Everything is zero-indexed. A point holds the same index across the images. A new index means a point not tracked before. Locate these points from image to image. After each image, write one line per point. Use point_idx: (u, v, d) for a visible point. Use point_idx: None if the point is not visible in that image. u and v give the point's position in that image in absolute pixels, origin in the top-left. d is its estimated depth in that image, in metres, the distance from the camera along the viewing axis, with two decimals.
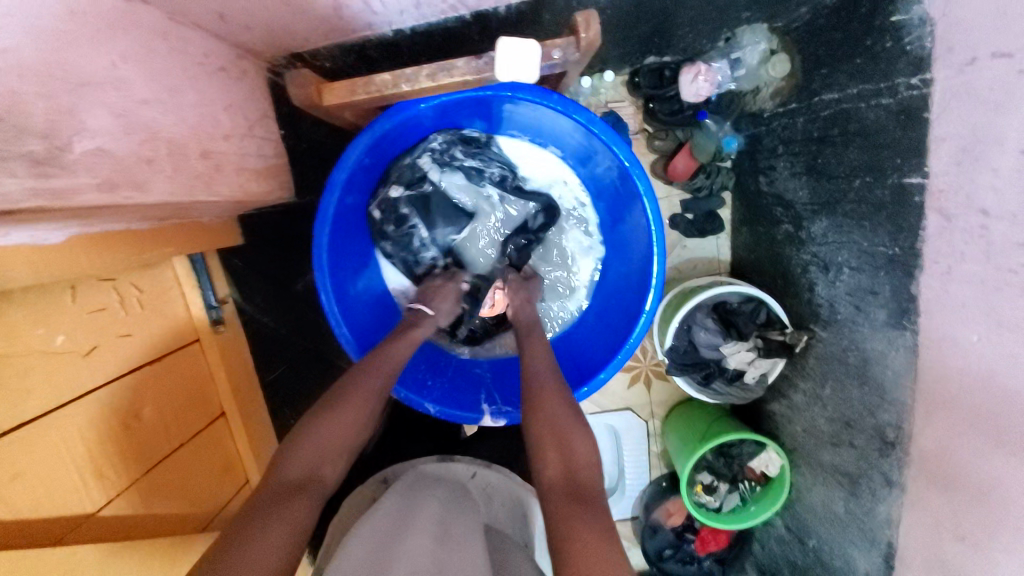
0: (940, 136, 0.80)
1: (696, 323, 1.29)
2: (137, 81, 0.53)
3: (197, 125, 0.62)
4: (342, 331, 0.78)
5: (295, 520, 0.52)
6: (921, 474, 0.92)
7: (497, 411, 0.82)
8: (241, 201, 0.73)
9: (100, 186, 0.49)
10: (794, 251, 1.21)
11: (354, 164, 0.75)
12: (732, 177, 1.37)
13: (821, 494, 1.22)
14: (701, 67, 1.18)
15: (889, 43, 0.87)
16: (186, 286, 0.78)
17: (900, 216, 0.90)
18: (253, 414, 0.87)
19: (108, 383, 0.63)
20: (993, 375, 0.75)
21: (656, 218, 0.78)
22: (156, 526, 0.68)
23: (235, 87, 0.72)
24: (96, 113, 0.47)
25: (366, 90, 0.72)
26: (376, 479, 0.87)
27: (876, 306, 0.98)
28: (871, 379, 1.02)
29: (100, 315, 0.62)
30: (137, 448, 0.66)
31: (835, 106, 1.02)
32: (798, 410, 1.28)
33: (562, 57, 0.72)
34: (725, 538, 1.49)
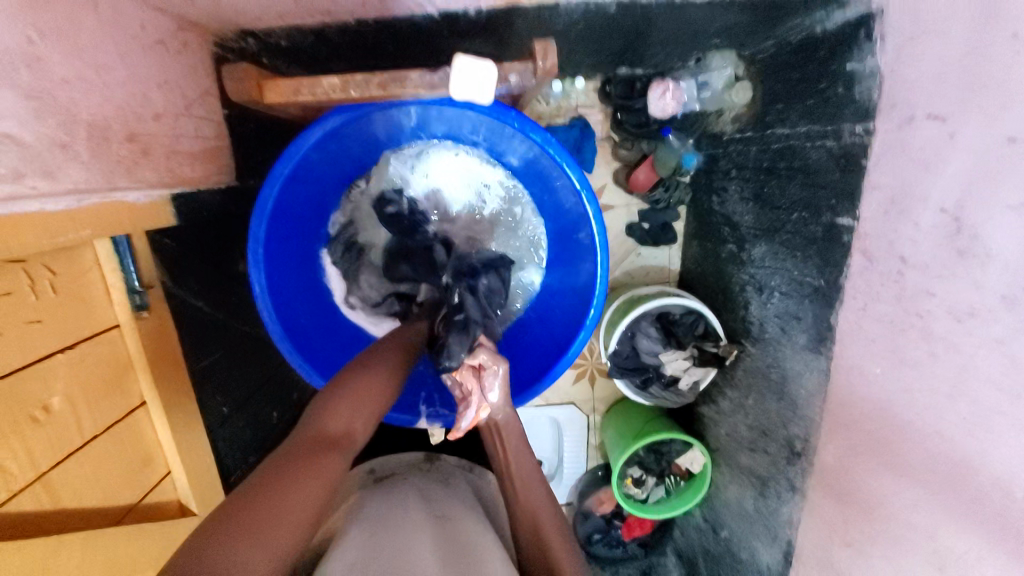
0: (874, 183, 0.85)
1: (640, 331, 1.33)
2: (57, 58, 0.48)
3: (123, 105, 0.58)
4: (276, 327, 0.77)
5: (323, 474, 0.56)
6: (820, 485, 1.01)
7: (434, 414, 0.84)
8: (170, 185, 0.69)
9: (4, 176, 0.45)
10: (735, 270, 1.27)
11: (301, 159, 0.73)
12: (689, 193, 1.41)
13: (734, 492, 1.32)
14: (669, 84, 1.22)
15: (841, 89, 0.91)
16: (108, 270, 0.70)
17: (828, 251, 0.96)
18: (181, 405, 0.82)
19: (13, 372, 0.58)
20: (888, 407, 0.84)
21: (602, 239, 0.79)
22: (59, 520, 0.64)
23: (172, 63, 0.67)
24: (4, 95, 0.43)
25: (310, 91, 0.68)
26: (364, 472, 0.96)
27: (798, 330, 1.05)
28: (787, 396, 1.10)
29: (5, 301, 0.56)
30: (45, 442, 0.62)
31: (784, 140, 1.07)
32: (724, 415, 1.37)
33: (519, 81, 0.72)
34: (649, 524, 1.59)
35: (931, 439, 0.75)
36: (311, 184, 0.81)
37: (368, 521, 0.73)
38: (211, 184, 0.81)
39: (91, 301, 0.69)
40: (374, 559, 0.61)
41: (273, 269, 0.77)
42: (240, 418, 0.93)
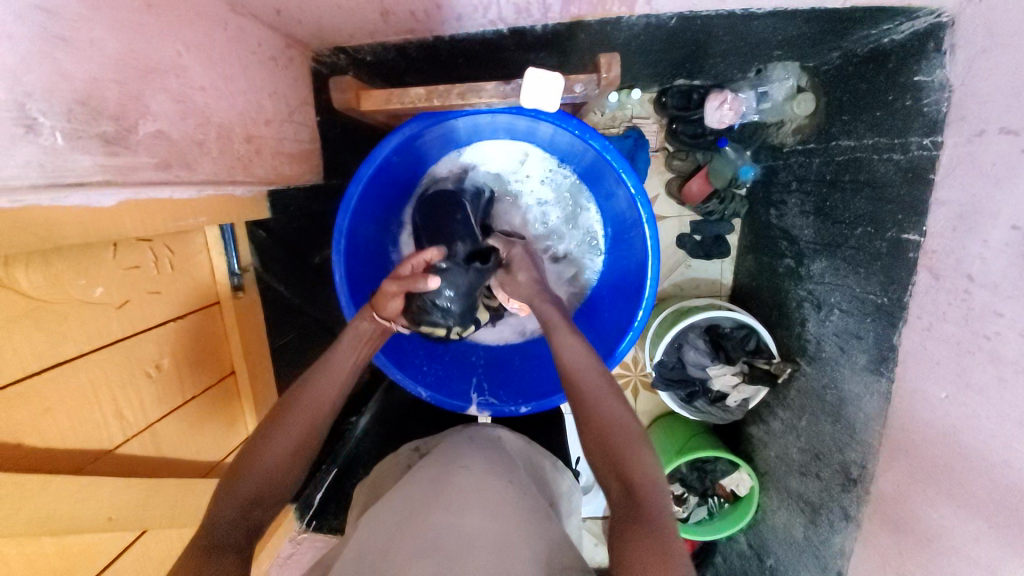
0: (941, 199, 0.82)
1: (687, 342, 1.33)
2: (197, 70, 0.57)
3: (244, 111, 0.67)
4: (351, 311, 0.84)
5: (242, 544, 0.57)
6: (876, 513, 0.97)
7: (485, 402, 0.88)
8: (273, 182, 0.79)
9: (157, 165, 0.54)
10: (793, 285, 1.25)
11: (381, 162, 0.80)
12: (744, 206, 1.41)
13: (783, 517, 1.28)
14: (727, 95, 1.22)
15: (908, 101, 0.89)
16: (214, 252, 0.81)
17: (893, 268, 0.93)
18: (262, 376, 0.92)
19: (134, 334, 0.68)
20: (953, 432, 0.80)
21: (654, 242, 0.82)
22: (161, 466, 0.73)
23: (280, 75, 0.77)
24: (158, 99, 0.52)
25: (400, 101, 0.78)
26: (409, 447, 0.91)
27: (858, 350, 1.02)
28: (844, 419, 1.06)
29: (133, 272, 0.67)
30: (155, 395, 0.71)
31: (849, 153, 1.05)
32: (774, 436, 1.33)
33: (583, 91, 0.76)
34: (689, 546, 1.57)
35: (999, 468, 0.71)
36: (388, 184, 0.88)
37: (417, 483, 0.71)
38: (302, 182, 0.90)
39: (198, 279, 0.79)
40: (401, 528, 0.60)
41: (350, 258, 0.84)
42: None
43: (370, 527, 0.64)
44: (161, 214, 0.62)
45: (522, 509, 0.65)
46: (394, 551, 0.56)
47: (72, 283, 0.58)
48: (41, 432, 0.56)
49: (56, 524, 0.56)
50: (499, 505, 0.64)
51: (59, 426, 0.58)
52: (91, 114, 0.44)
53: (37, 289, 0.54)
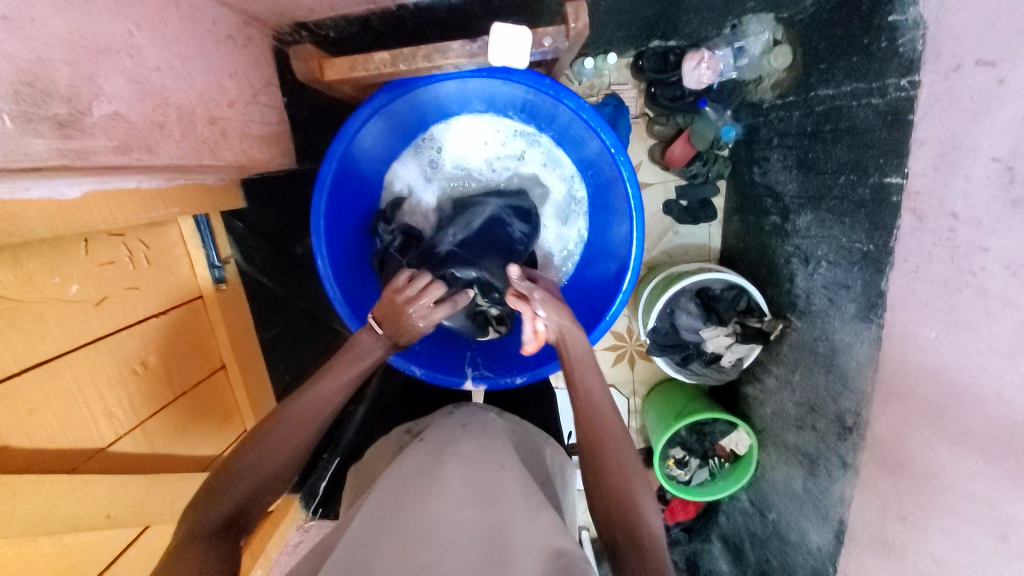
0: (921, 139, 0.82)
1: (680, 306, 1.33)
2: (150, 49, 0.55)
3: (205, 92, 0.65)
4: (337, 297, 0.82)
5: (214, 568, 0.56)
6: (873, 458, 0.99)
7: (479, 376, 0.88)
8: (243, 166, 0.77)
9: (116, 149, 0.52)
10: (780, 242, 1.25)
11: (353, 138, 0.79)
12: (727, 166, 1.41)
13: (782, 472, 1.30)
14: (705, 54, 1.20)
15: (884, 43, 0.88)
16: (191, 245, 0.80)
17: (877, 214, 0.94)
18: (251, 368, 0.92)
19: (115, 331, 0.66)
20: (944, 370, 0.81)
21: (636, 200, 0.81)
22: (156, 463, 0.73)
23: (241, 55, 0.74)
24: (112, 79, 0.50)
25: (366, 67, 0.76)
26: (399, 430, 0.91)
27: (847, 299, 1.03)
28: (837, 369, 1.07)
29: (109, 268, 0.65)
30: (143, 392, 0.71)
31: (829, 102, 1.04)
32: (770, 393, 1.34)
33: (552, 44, 0.75)
34: (693, 509, 1.59)
35: (991, 401, 0.72)
36: (364, 161, 0.87)
37: (404, 472, 0.70)
38: (278, 167, 0.89)
39: (177, 273, 0.78)
40: (392, 514, 0.59)
41: (331, 239, 0.83)
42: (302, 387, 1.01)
43: (359, 514, 0.63)
44: (127, 206, 0.61)
45: (512, 491, 0.65)
46: (383, 539, 0.55)
47: (46, 281, 0.57)
48: (27, 433, 0.55)
49: (51, 523, 0.55)
50: (489, 487, 0.64)
51: (45, 425, 0.57)
52: (40, 95, 0.42)
53: (7, 287, 0.52)
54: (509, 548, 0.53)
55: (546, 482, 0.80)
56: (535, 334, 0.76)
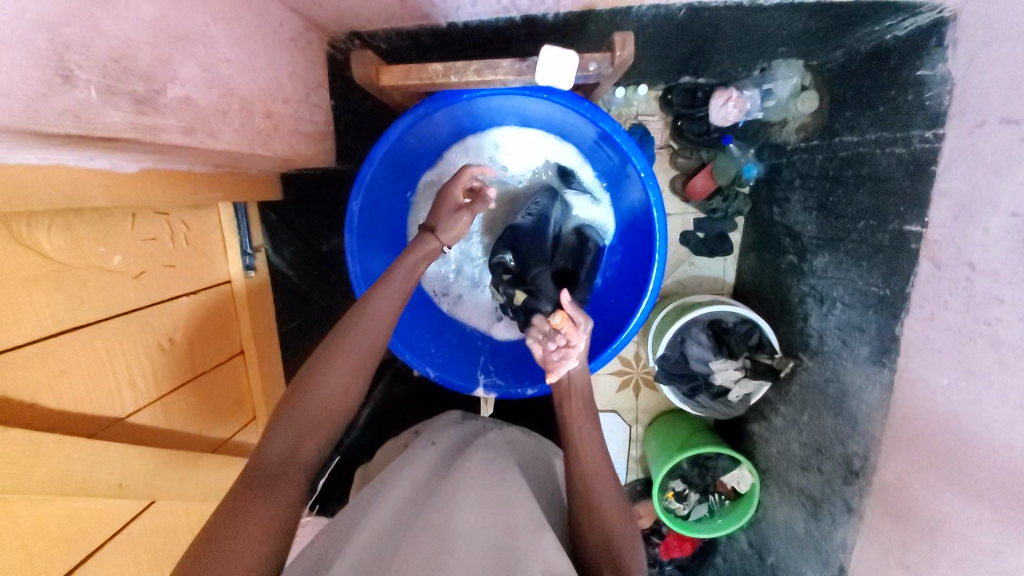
0: (943, 189, 0.84)
1: (690, 336, 1.34)
2: (223, 42, 0.59)
3: (265, 87, 0.69)
4: (362, 292, 0.85)
5: (279, 502, 0.57)
6: (878, 504, 0.97)
7: (490, 384, 0.89)
8: (289, 160, 0.80)
9: (183, 129, 0.55)
10: (795, 281, 1.26)
11: (395, 142, 0.82)
12: (748, 204, 1.42)
13: (784, 514, 1.28)
14: (733, 93, 1.24)
15: (911, 96, 0.91)
16: (227, 232, 0.82)
17: (895, 259, 0.95)
18: (267, 356, 0.93)
19: (148, 305, 0.68)
20: (956, 419, 0.81)
21: (663, 226, 0.83)
22: (170, 440, 0.74)
23: (299, 56, 0.78)
24: (188, 65, 0.53)
25: (419, 77, 0.80)
26: (409, 433, 0.91)
27: (860, 342, 1.03)
28: (846, 411, 1.07)
29: (151, 244, 0.68)
30: (166, 368, 0.72)
31: (852, 148, 1.07)
32: (776, 432, 1.33)
33: (597, 70, 0.78)
34: (690, 546, 1.56)
35: (1001, 452, 0.72)
36: (401, 165, 0.90)
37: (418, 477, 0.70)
38: (317, 165, 0.92)
39: (211, 258, 0.80)
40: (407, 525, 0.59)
41: (362, 236, 0.86)
42: None
43: (372, 517, 0.63)
44: (177, 186, 0.64)
45: (521, 503, 0.65)
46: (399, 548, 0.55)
47: (92, 249, 0.59)
48: (56, 394, 0.57)
49: (67, 484, 0.56)
50: (495, 501, 0.64)
51: (72, 390, 0.59)
52: (125, 72, 0.46)
53: (58, 250, 0.55)
54: (518, 557, 0.53)
55: (558, 501, 0.80)
56: (558, 368, 0.69)
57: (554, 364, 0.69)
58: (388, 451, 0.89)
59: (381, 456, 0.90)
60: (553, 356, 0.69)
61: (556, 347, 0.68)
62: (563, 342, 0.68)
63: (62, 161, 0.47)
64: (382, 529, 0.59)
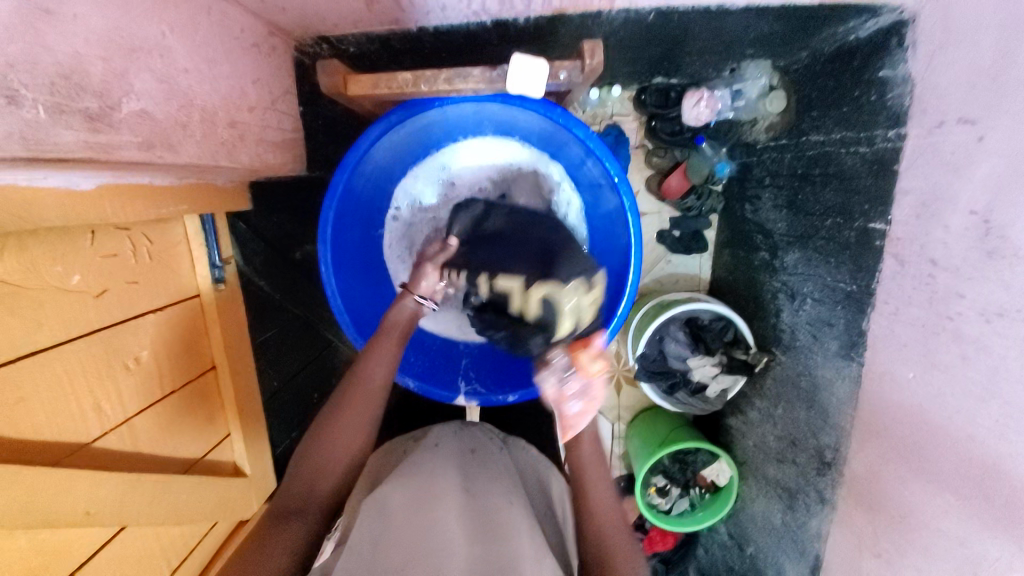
0: (905, 189, 0.87)
1: (668, 334, 1.36)
2: (180, 51, 0.57)
3: (227, 96, 0.67)
4: (336, 304, 0.84)
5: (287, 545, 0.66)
6: (850, 493, 1.01)
7: (472, 393, 0.90)
8: (257, 170, 0.78)
9: (139, 145, 0.53)
10: (767, 278, 1.29)
11: (366, 152, 0.81)
12: (721, 202, 1.45)
13: (762, 505, 1.31)
14: (704, 93, 1.27)
15: (874, 96, 0.94)
16: (194, 244, 0.79)
17: (861, 257, 0.98)
18: (241, 371, 0.91)
19: (112, 325, 0.66)
20: (921, 411, 0.84)
21: (638, 228, 0.84)
22: (139, 463, 0.71)
23: (263, 62, 0.76)
24: (143, 77, 0.51)
25: (388, 86, 0.79)
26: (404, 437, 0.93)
27: (830, 336, 1.06)
28: (817, 404, 1.10)
29: (112, 261, 0.66)
30: (134, 388, 0.70)
31: (819, 148, 1.09)
32: (752, 425, 1.36)
33: (568, 78, 0.78)
34: (671, 540, 1.60)
35: (962, 442, 0.76)
36: (375, 173, 0.89)
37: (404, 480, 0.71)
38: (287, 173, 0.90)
39: (178, 271, 0.78)
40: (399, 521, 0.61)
41: (336, 247, 0.85)
42: (290, 392, 1.01)
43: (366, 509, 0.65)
44: (138, 202, 0.62)
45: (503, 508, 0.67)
46: (386, 542, 0.57)
47: (48, 269, 0.57)
48: (15, 423, 0.54)
49: (30, 518, 0.54)
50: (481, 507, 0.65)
51: (32, 418, 0.56)
52: (74, 89, 0.44)
53: (11, 274, 0.52)
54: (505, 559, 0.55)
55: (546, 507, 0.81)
56: (579, 415, 0.68)
57: (574, 417, 0.68)
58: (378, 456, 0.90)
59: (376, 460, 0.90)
60: (571, 405, 0.68)
61: (573, 393, 0.67)
62: (579, 385, 0.66)
63: (12, 181, 0.44)
64: (375, 524, 0.61)
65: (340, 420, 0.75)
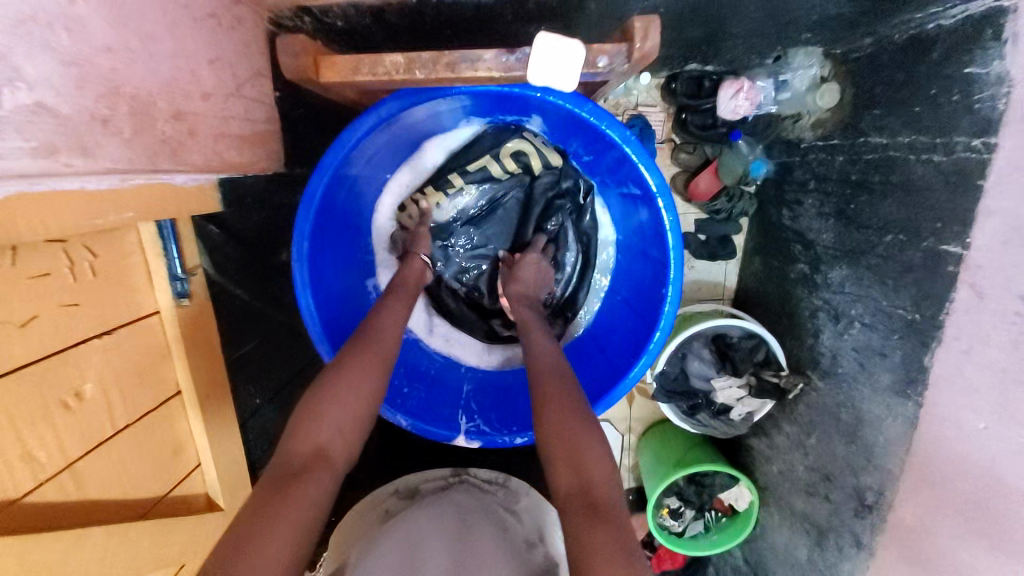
0: (990, 209, 0.73)
1: (691, 351, 1.24)
2: (98, 25, 0.44)
3: (171, 82, 0.54)
4: (317, 328, 0.73)
5: (302, 511, 0.50)
6: (892, 543, 0.90)
7: (474, 431, 0.79)
8: (217, 170, 0.65)
9: (37, 150, 0.41)
10: (806, 293, 1.16)
11: (352, 149, 0.70)
12: (753, 204, 1.32)
13: (784, 536, 1.21)
14: (744, 84, 1.13)
15: (956, 96, 0.79)
16: (150, 255, 0.68)
17: (927, 281, 0.84)
18: (215, 394, 0.79)
19: (41, 358, 0.55)
20: (993, 468, 0.72)
21: (677, 243, 0.73)
22: (84, 513, 0.61)
23: (225, 39, 0.63)
24: (37, 60, 0.39)
25: (372, 71, 0.64)
26: (387, 491, 0.87)
27: (881, 368, 0.94)
28: (859, 440, 0.98)
29: (41, 282, 0.54)
30: (76, 430, 0.59)
31: (881, 151, 0.95)
32: (778, 451, 1.24)
33: (608, 65, 0.64)
34: (682, 558, 1.49)
35: None
36: (361, 174, 0.78)
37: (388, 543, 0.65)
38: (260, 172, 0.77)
39: (130, 287, 0.66)
40: None
41: (316, 264, 0.74)
42: (272, 412, 0.90)
43: None
44: (69, 211, 0.49)
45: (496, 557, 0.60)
46: None
47: None
48: None
49: None
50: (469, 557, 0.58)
51: None
52: None
53: None
54: None
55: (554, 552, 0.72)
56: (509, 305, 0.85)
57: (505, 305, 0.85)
58: (360, 511, 0.84)
59: (350, 520, 0.83)
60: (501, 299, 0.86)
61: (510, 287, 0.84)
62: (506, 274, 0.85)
63: None
64: None
65: (347, 375, 0.63)
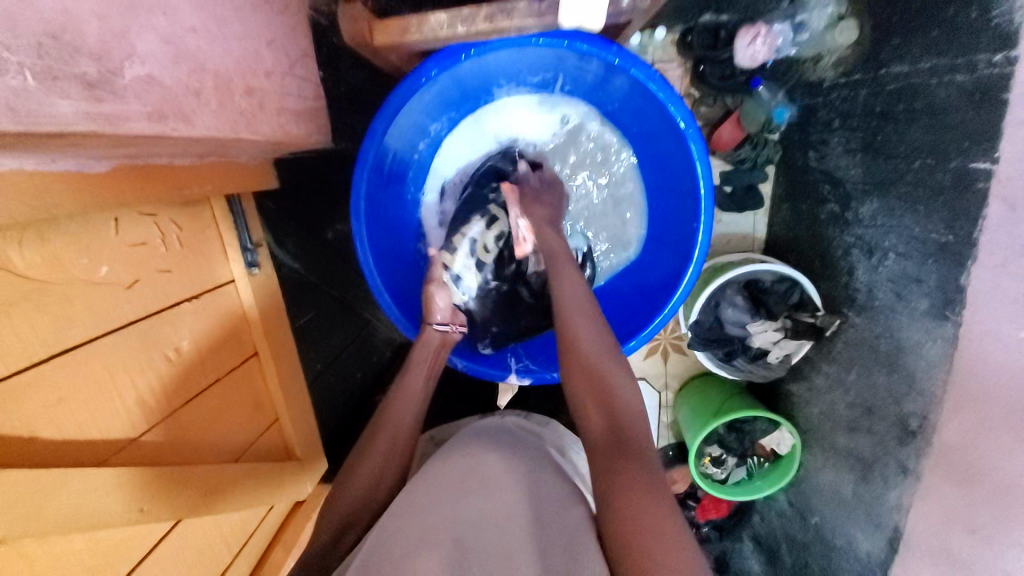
0: (1018, 118, 0.73)
1: (725, 299, 1.27)
2: (185, 8, 0.51)
3: (241, 59, 0.61)
4: (376, 282, 0.80)
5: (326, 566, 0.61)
6: (939, 464, 0.91)
7: (523, 371, 0.86)
8: (280, 143, 0.72)
9: (150, 116, 0.48)
10: (838, 232, 1.16)
11: (396, 114, 0.76)
12: (777, 150, 1.32)
13: (830, 474, 1.22)
14: (761, 29, 1.14)
15: (975, 13, 0.79)
16: (223, 228, 0.76)
17: (958, 202, 0.85)
18: (286, 355, 0.88)
19: (148, 315, 0.63)
20: None
21: (706, 171, 0.77)
22: (190, 455, 0.70)
23: (277, 21, 0.69)
24: (145, 37, 0.46)
25: (419, 30, 0.70)
26: (427, 436, 0.91)
27: (919, 295, 0.94)
28: (900, 368, 0.99)
29: (141, 250, 0.62)
30: (177, 380, 0.68)
31: (902, 80, 0.95)
32: (818, 392, 1.25)
33: (631, 4, 0.68)
34: (725, 508, 1.52)
35: None
36: (403, 141, 0.84)
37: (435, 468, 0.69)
38: (312, 146, 0.83)
39: (210, 257, 0.74)
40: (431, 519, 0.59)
41: (371, 224, 0.81)
42: (334, 375, 0.98)
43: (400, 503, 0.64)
44: (159, 184, 0.58)
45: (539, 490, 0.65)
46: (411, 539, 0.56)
47: (74, 262, 0.53)
48: (57, 424, 0.52)
49: (83, 520, 0.52)
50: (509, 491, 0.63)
51: (76, 416, 0.54)
52: (68, 49, 0.39)
53: (34, 268, 0.49)
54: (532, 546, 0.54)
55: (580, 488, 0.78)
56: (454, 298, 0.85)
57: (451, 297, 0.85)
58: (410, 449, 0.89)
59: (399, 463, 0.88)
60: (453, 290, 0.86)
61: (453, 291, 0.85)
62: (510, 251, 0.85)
63: (13, 164, 0.41)
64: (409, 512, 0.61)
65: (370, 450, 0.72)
